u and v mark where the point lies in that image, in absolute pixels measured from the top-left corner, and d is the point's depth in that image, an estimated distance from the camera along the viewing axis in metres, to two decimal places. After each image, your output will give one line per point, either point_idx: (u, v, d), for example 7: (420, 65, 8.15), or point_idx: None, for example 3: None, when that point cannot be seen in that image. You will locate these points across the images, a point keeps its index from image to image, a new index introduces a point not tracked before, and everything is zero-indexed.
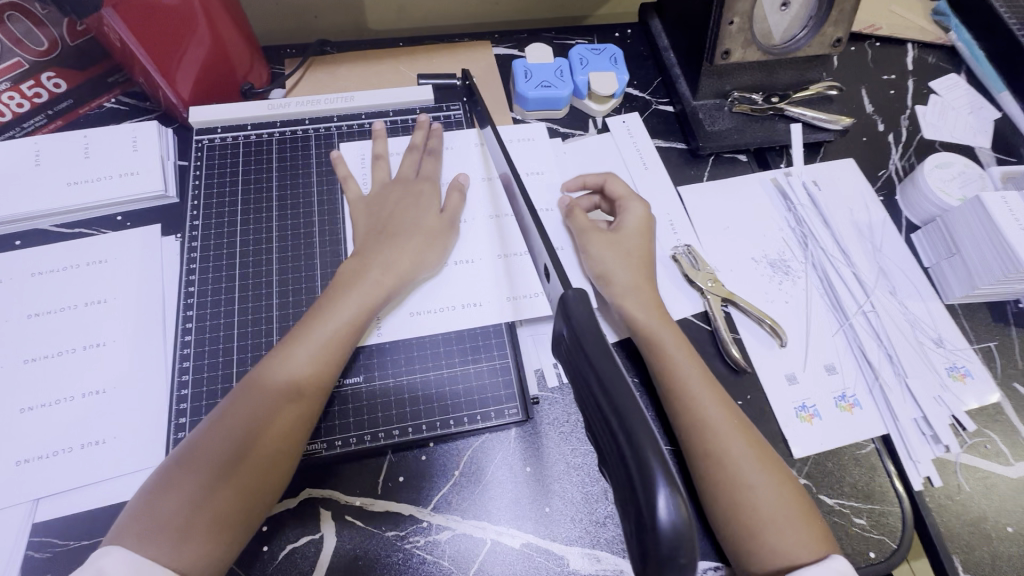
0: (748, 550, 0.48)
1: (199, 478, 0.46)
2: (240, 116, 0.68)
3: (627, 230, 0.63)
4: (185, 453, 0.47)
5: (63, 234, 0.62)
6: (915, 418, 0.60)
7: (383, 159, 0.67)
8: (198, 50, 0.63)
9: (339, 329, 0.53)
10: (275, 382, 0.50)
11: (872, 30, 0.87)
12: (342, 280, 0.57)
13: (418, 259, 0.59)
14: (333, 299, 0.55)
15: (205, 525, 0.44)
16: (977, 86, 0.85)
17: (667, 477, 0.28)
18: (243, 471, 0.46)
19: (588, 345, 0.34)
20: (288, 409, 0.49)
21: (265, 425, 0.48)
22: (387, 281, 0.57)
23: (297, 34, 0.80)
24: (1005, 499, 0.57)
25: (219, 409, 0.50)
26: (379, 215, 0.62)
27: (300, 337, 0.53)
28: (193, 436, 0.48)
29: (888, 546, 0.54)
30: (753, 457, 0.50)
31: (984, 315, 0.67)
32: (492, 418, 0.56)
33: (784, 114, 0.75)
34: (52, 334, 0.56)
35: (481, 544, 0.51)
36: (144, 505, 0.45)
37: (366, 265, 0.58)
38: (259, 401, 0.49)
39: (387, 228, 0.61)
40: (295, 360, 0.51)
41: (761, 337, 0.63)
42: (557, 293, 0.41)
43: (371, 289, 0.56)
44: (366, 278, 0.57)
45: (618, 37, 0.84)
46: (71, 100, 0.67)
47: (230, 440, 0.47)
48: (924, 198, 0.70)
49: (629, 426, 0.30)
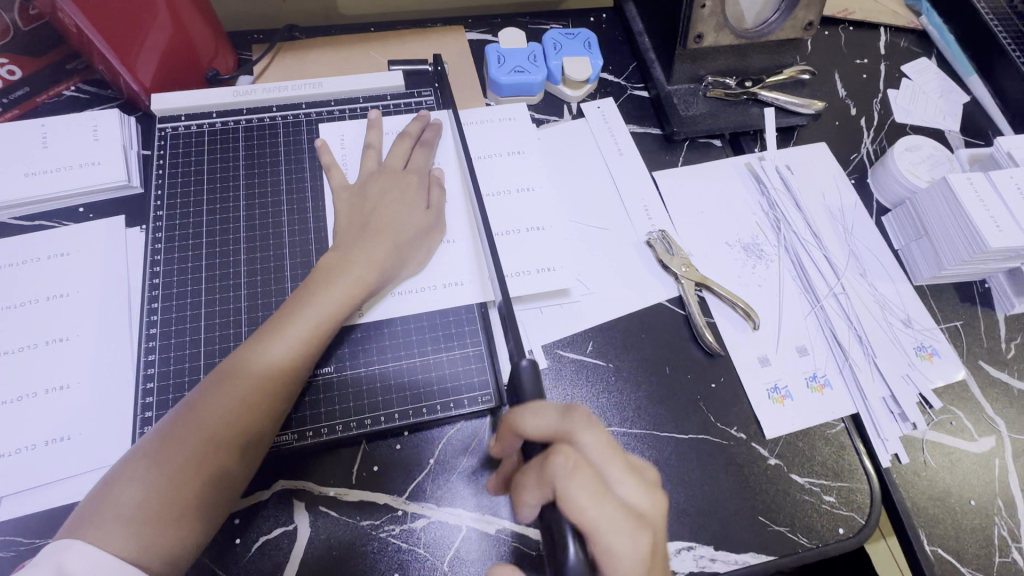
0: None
1: (167, 470, 0.44)
2: (205, 104, 0.66)
3: None
4: (152, 441, 0.46)
5: (23, 226, 0.60)
6: (883, 398, 0.61)
7: (375, 147, 0.65)
8: (161, 36, 0.61)
9: (317, 320, 0.52)
10: (254, 369, 0.49)
11: (845, 14, 0.87)
12: (322, 270, 0.55)
13: (401, 255, 0.58)
14: (315, 287, 0.54)
15: (175, 516, 0.43)
16: (947, 70, 0.86)
17: None
18: (218, 456, 0.46)
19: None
20: (264, 401, 0.48)
21: (243, 411, 0.47)
22: (368, 274, 0.55)
23: (265, 21, 0.78)
24: (969, 474, 0.59)
25: (190, 398, 0.49)
26: (361, 212, 0.60)
27: (280, 325, 0.52)
28: (161, 425, 0.47)
29: (856, 521, 0.55)
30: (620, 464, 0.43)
31: (951, 295, 0.68)
32: (466, 406, 0.56)
33: (757, 98, 0.75)
34: (13, 329, 0.55)
35: (457, 530, 0.51)
36: (109, 495, 0.44)
37: (348, 260, 0.56)
38: (233, 391, 0.48)
39: (373, 223, 0.59)
40: (275, 347, 0.50)
41: (735, 321, 0.63)
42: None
43: (354, 282, 0.55)
44: (348, 270, 0.55)
45: (592, 22, 0.84)
46: (27, 88, 0.65)
47: (205, 426, 0.46)
48: (893, 180, 0.71)
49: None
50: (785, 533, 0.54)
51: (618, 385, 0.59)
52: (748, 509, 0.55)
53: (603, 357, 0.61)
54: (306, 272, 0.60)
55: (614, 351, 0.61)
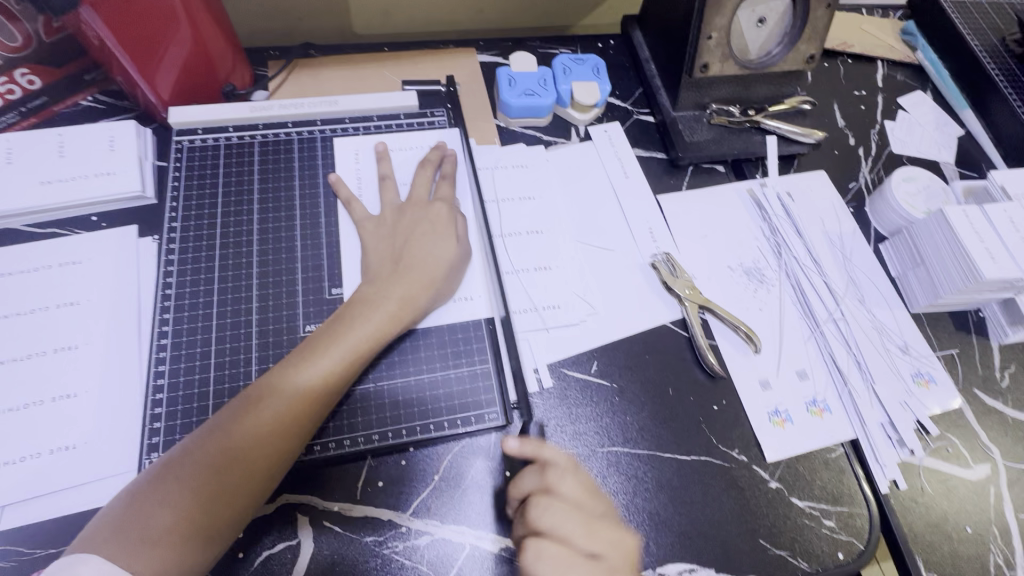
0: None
1: (196, 490, 0.45)
2: (222, 118, 0.67)
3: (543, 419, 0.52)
4: (180, 461, 0.46)
5: (35, 233, 0.61)
6: (882, 423, 0.62)
7: (389, 179, 0.65)
8: (179, 51, 0.62)
9: (351, 351, 0.52)
10: (287, 395, 0.49)
11: (844, 47, 0.90)
12: (358, 302, 0.56)
13: (434, 289, 0.59)
14: (353, 319, 0.54)
15: (199, 538, 0.44)
16: (942, 103, 0.89)
17: None
18: (245, 481, 0.46)
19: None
20: (290, 429, 0.49)
21: (272, 438, 0.48)
22: (404, 312, 0.56)
23: (281, 37, 0.80)
24: (965, 501, 0.60)
25: (220, 417, 0.49)
26: (393, 248, 0.60)
27: (317, 352, 0.52)
28: (191, 442, 0.48)
29: (854, 547, 0.56)
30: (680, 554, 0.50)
31: (948, 323, 0.70)
32: (472, 423, 0.56)
33: (760, 127, 0.77)
34: (22, 336, 0.55)
35: (460, 548, 0.51)
36: (135, 512, 0.44)
37: (386, 293, 0.56)
38: (261, 417, 0.48)
39: (405, 258, 0.59)
40: (310, 375, 0.50)
41: (737, 344, 0.64)
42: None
43: (390, 316, 0.55)
44: (385, 305, 0.55)
45: (600, 48, 0.86)
46: (45, 98, 0.66)
47: (234, 449, 0.47)
48: (891, 210, 0.73)
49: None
50: (785, 557, 0.54)
51: (621, 407, 0.60)
52: (747, 532, 0.55)
53: (606, 378, 0.61)
54: (317, 287, 0.60)
55: (618, 371, 0.62)
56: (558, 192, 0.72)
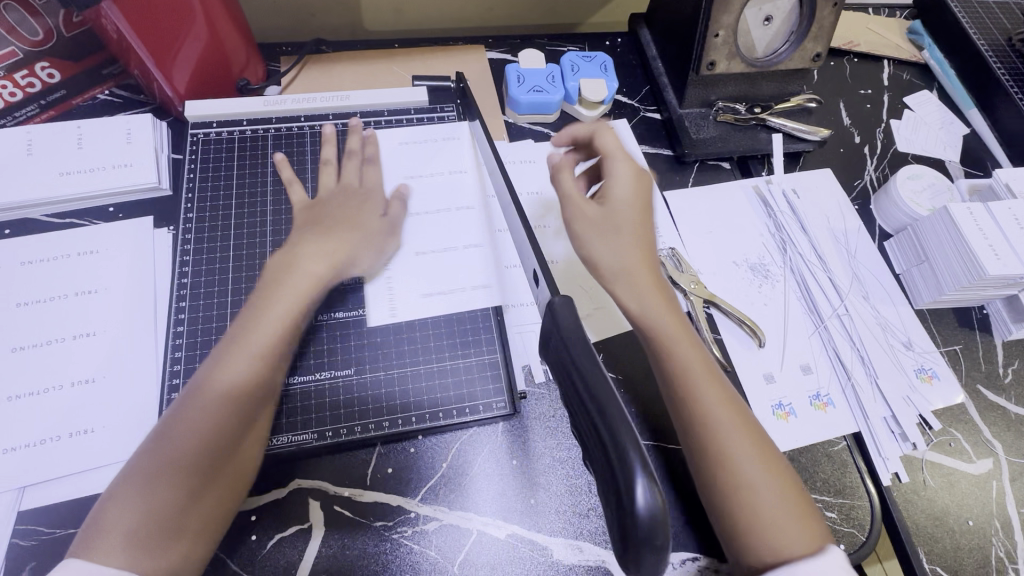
0: (754, 551, 0.46)
1: (164, 498, 0.44)
2: (236, 112, 0.69)
3: (617, 203, 0.56)
4: (138, 470, 0.45)
5: (54, 223, 0.62)
6: (885, 417, 0.62)
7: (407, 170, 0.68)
8: (194, 47, 0.64)
9: (278, 323, 0.53)
10: (226, 382, 0.49)
11: (851, 46, 0.90)
12: (275, 269, 0.56)
13: (358, 250, 0.60)
14: (270, 292, 0.54)
15: (193, 531, 0.45)
16: (948, 102, 0.90)
17: (645, 467, 0.29)
18: (218, 473, 0.47)
19: (572, 346, 0.35)
20: (243, 413, 0.49)
21: (230, 429, 0.48)
22: (319, 269, 0.57)
23: (293, 34, 0.81)
24: (967, 495, 0.60)
25: (162, 422, 0.47)
26: (316, 213, 0.61)
27: (248, 328, 0.52)
28: (140, 454, 0.46)
29: (856, 538, 0.57)
30: (757, 455, 0.48)
31: (952, 320, 0.70)
32: (480, 411, 0.57)
33: (766, 124, 0.78)
34: (42, 323, 0.56)
35: (467, 534, 0.52)
36: (107, 527, 0.43)
37: (293, 254, 0.57)
38: (206, 410, 0.47)
39: (324, 219, 0.60)
40: (243, 356, 0.50)
41: (741, 337, 0.65)
42: (545, 299, 0.40)
43: (307, 281, 0.56)
44: (300, 268, 0.56)
45: (608, 46, 0.87)
46: (64, 91, 0.68)
47: (188, 446, 0.46)
48: (895, 207, 0.74)
49: (608, 414, 0.30)
50: None
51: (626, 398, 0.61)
52: None
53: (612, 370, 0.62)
54: None
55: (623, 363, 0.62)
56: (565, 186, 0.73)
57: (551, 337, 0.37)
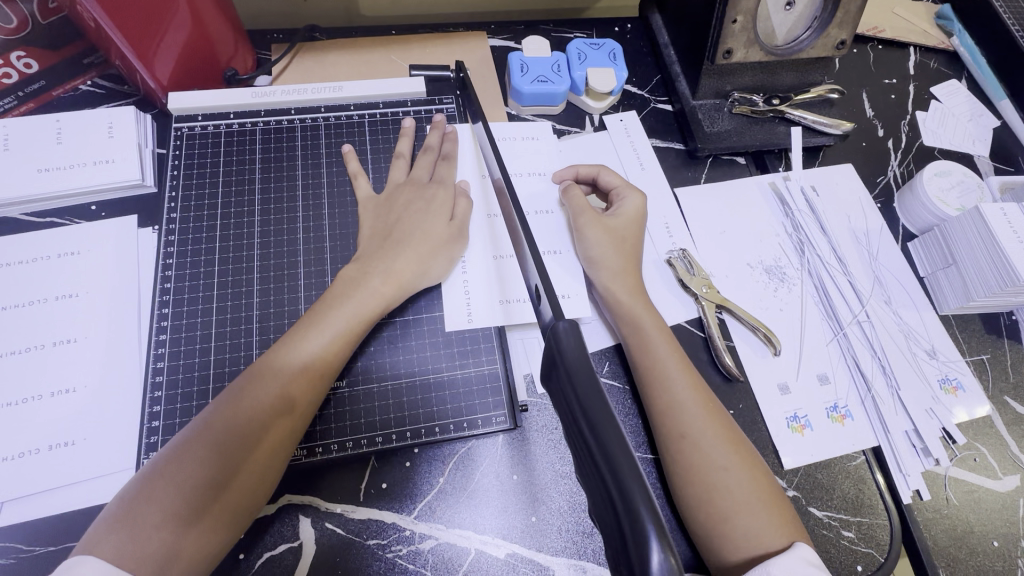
0: (722, 539, 0.47)
1: (186, 490, 0.43)
2: (223, 104, 0.65)
3: (623, 219, 0.62)
4: (166, 458, 0.44)
5: (34, 223, 0.59)
6: (906, 431, 0.59)
7: (404, 157, 0.65)
8: (178, 34, 0.60)
9: (334, 335, 0.51)
10: (268, 384, 0.48)
11: (875, 32, 0.85)
12: (341, 285, 0.55)
13: (422, 266, 0.57)
14: (330, 304, 0.53)
15: (196, 532, 0.42)
16: (977, 92, 0.85)
17: (661, 531, 0.25)
18: (238, 474, 0.45)
19: (577, 378, 0.31)
20: (276, 419, 0.47)
21: (259, 430, 0.46)
22: (389, 291, 0.55)
23: (285, 20, 0.77)
24: (992, 513, 0.57)
25: (205, 413, 0.47)
26: (385, 224, 0.59)
27: (299, 334, 0.51)
28: (179, 438, 0.46)
29: (875, 559, 0.54)
30: (730, 444, 0.50)
31: (978, 326, 0.67)
32: (478, 426, 0.54)
33: (784, 116, 0.73)
34: (20, 329, 0.54)
35: (465, 553, 0.50)
36: (122, 510, 0.42)
37: (366, 272, 0.55)
38: (244, 407, 0.47)
39: (394, 232, 0.58)
40: (290, 359, 0.49)
41: (755, 345, 0.62)
42: (547, 323, 0.36)
43: (372, 299, 0.54)
44: (367, 286, 0.54)
45: (617, 32, 0.82)
46: (43, 82, 0.64)
47: (220, 440, 0.45)
48: (921, 206, 0.70)
49: (618, 467, 0.26)
50: None
51: (632, 409, 0.57)
52: None
53: (617, 379, 0.59)
54: (320, 283, 0.58)
55: (630, 372, 0.59)
56: (565, 167, 0.69)
57: (552, 370, 0.33)
